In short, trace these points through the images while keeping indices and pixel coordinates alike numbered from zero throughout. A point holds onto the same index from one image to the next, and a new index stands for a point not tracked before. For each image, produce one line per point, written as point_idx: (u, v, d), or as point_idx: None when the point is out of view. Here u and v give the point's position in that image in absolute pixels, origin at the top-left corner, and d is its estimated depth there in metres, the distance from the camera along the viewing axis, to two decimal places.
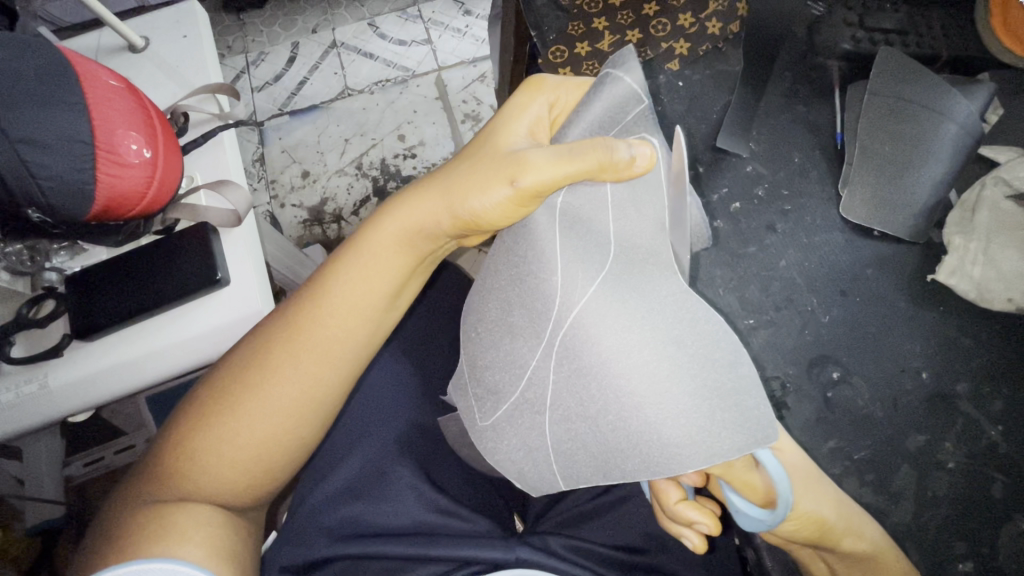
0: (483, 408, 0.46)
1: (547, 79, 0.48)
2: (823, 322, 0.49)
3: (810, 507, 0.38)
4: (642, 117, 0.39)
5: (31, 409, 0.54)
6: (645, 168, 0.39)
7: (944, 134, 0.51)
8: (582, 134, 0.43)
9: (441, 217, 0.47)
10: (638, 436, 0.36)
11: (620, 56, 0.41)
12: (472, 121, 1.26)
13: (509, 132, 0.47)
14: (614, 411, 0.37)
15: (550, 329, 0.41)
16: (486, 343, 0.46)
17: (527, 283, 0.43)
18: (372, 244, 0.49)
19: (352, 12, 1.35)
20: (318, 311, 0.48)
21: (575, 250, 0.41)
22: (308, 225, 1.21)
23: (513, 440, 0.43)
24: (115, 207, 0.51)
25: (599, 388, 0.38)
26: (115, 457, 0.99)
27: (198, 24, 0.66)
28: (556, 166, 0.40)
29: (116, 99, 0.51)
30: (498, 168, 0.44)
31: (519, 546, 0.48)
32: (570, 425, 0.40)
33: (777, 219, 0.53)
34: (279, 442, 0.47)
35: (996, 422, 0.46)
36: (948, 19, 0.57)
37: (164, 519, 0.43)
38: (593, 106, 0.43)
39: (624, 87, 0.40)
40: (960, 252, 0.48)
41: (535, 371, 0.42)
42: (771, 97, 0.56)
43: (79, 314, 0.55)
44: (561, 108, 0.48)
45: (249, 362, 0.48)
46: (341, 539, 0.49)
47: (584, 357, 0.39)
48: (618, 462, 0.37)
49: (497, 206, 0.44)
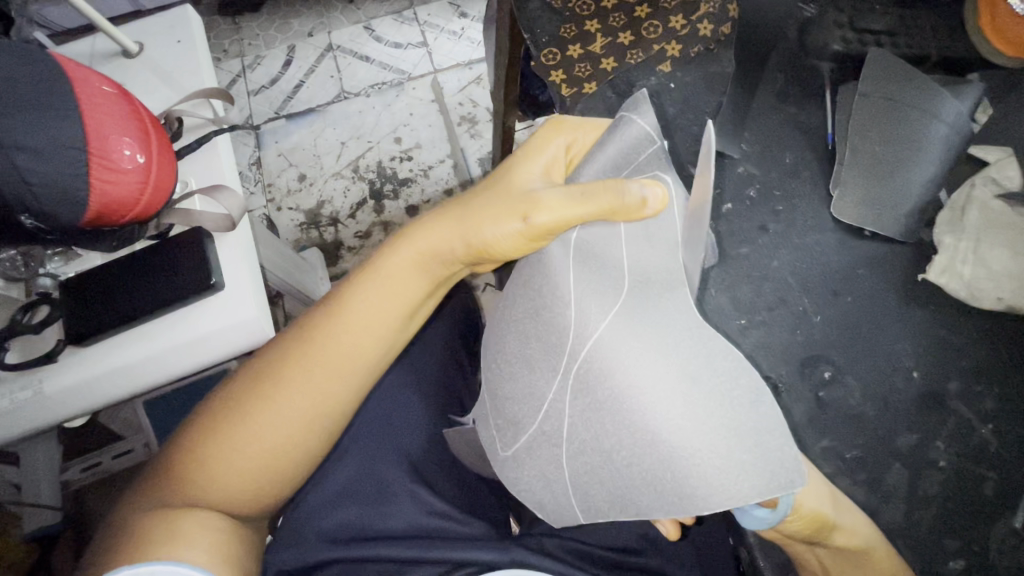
0: (504, 438, 0.46)
1: (565, 119, 0.49)
2: (814, 322, 0.49)
3: (811, 506, 0.39)
4: (654, 157, 0.40)
5: (25, 415, 0.54)
6: (656, 211, 0.38)
7: (934, 133, 0.52)
8: (595, 174, 0.44)
9: (455, 245, 0.48)
10: (653, 472, 0.35)
11: (634, 100, 0.42)
12: (468, 124, 1.27)
13: (525, 168, 0.48)
14: (628, 446, 0.36)
15: (565, 361, 0.41)
16: (505, 375, 0.47)
17: (542, 316, 0.44)
18: (385, 270, 0.49)
19: (347, 16, 1.35)
20: (331, 328, 0.48)
21: (589, 281, 0.42)
22: (304, 228, 1.21)
23: (533, 472, 0.43)
24: (109, 212, 0.51)
25: (614, 423, 0.38)
26: (112, 461, 0.99)
27: (192, 29, 0.66)
28: (570, 207, 0.41)
29: (107, 104, 0.51)
30: (512, 205, 0.45)
31: (515, 548, 0.48)
32: (585, 458, 0.39)
33: (768, 219, 0.53)
34: (288, 452, 0.47)
35: (986, 420, 0.46)
36: (937, 20, 0.57)
37: (172, 523, 0.43)
38: (606, 148, 0.44)
39: (637, 129, 0.41)
40: (950, 251, 0.48)
41: (551, 403, 0.42)
42: (761, 99, 0.56)
43: (73, 320, 0.55)
44: (577, 149, 0.49)
45: (262, 376, 0.48)
46: (340, 542, 0.50)
47: (598, 391, 0.39)
48: (632, 499, 0.36)
49: (510, 238, 0.45)
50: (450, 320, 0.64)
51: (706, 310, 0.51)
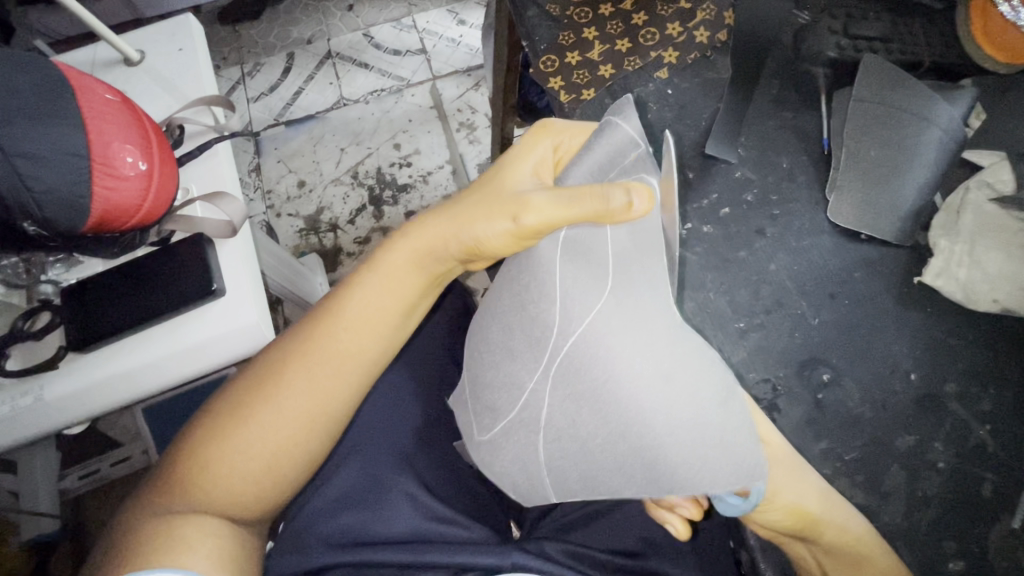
0: (482, 423, 0.47)
1: (554, 122, 0.50)
2: (813, 325, 0.50)
3: (785, 499, 0.39)
4: (640, 160, 0.40)
5: (27, 421, 0.54)
6: (644, 211, 0.37)
7: (930, 139, 0.52)
8: (584, 177, 0.44)
9: (449, 243, 0.48)
10: (622, 459, 0.38)
11: (621, 104, 0.42)
12: (466, 129, 1.28)
13: (515, 170, 0.48)
14: (602, 435, 0.39)
15: (547, 355, 0.42)
16: (487, 362, 0.47)
17: (527, 310, 0.44)
18: (384, 267, 0.50)
19: (347, 23, 1.36)
20: (330, 327, 0.49)
21: (575, 276, 0.42)
22: (304, 234, 1.21)
23: (511, 454, 0.44)
24: (110, 218, 0.52)
25: (590, 413, 0.39)
26: (110, 468, 1.00)
27: (193, 37, 0.67)
28: (557, 211, 0.41)
29: (111, 114, 0.51)
30: (503, 204, 0.45)
31: (516, 552, 0.48)
32: (561, 445, 0.40)
33: (766, 224, 0.53)
34: (288, 454, 0.47)
35: (983, 421, 0.46)
36: (930, 26, 0.58)
37: (173, 530, 0.43)
38: (594, 150, 0.44)
39: (621, 134, 0.42)
40: (945, 254, 0.49)
41: (531, 393, 0.42)
42: (758, 105, 0.57)
43: (75, 327, 0.56)
44: (564, 151, 0.49)
45: (263, 375, 0.49)
46: (341, 547, 0.49)
47: (578, 384, 0.40)
48: (603, 481, 0.38)
49: (500, 237, 0.45)
50: (447, 328, 0.64)
51: (703, 313, 0.51)
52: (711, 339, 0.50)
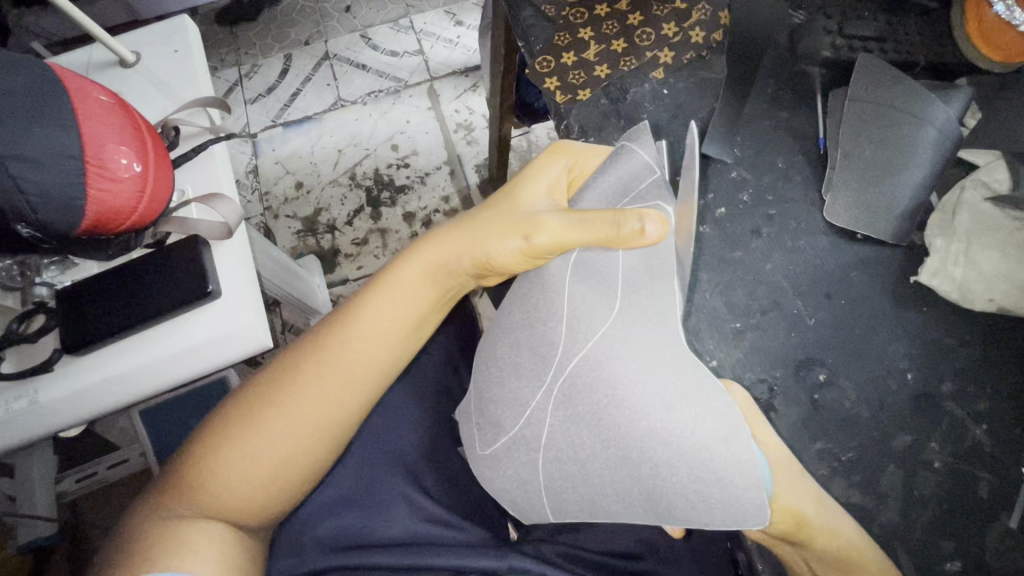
0: (484, 437, 0.49)
1: (569, 143, 0.50)
2: (809, 325, 0.50)
3: (787, 500, 0.38)
4: (654, 187, 0.39)
5: (20, 424, 0.54)
6: (657, 237, 0.37)
7: (926, 138, 0.51)
8: (597, 202, 0.45)
9: (462, 258, 0.49)
10: (621, 484, 0.37)
11: (636, 130, 0.41)
12: (464, 131, 1.27)
13: (531, 191, 0.48)
14: (601, 458, 0.39)
15: (551, 373, 0.42)
16: (493, 379, 0.48)
17: (535, 328, 0.44)
18: (397, 279, 0.50)
19: (345, 24, 1.36)
20: (342, 337, 0.49)
21: (584, 295, 0.42)
22: (303, 236, 1.21)
23: (511, 470, 0.46)
24: (105, 221, 0.51)
25: (591, 435, 0.39)
26: (106, 471, 1.00)
27: (189, 38, 0.67)
28: (568, 233, 0.42)
29: (105, 115, 0.51)
30: (516, 223, 0.46)
31: (511, 554, 0.48)
32: (561, 466, 0.41)
33: (761, 224, 0.53)
34: (294, 466, 0.47)
35: (979, 421, 0.46)
36: (925, 26, 0.58)
37: (178, 536, 0.43)
38: (608, 176, 0.43)
39: (637, 160, 0.40)
40: (941, 254, 0.49)
41: (534, 412, 0.43)
42: (753, 105, 0.57)
43: (69, 329, 0.55)
44: (579, 172, 0.49)
45: (274, 383, 0.49)
46: (338, 551, 0.49)
47: (579, 404, 0.40)
48: (603, 504, 0.39)
49: (512, 254, 0.47)
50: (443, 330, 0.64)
51: (698, 313, 0.51)
52: (707, 339, 0.50)
